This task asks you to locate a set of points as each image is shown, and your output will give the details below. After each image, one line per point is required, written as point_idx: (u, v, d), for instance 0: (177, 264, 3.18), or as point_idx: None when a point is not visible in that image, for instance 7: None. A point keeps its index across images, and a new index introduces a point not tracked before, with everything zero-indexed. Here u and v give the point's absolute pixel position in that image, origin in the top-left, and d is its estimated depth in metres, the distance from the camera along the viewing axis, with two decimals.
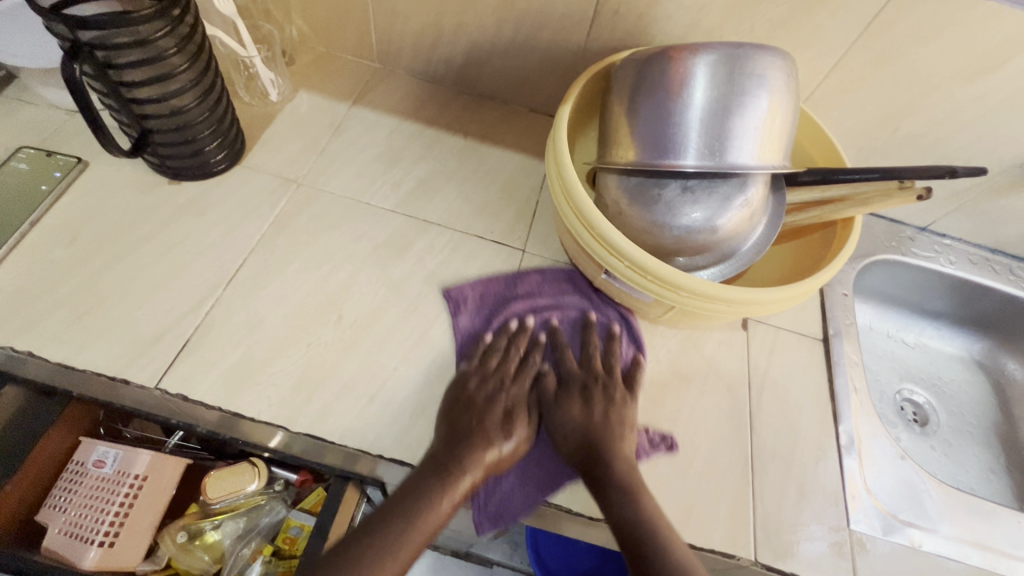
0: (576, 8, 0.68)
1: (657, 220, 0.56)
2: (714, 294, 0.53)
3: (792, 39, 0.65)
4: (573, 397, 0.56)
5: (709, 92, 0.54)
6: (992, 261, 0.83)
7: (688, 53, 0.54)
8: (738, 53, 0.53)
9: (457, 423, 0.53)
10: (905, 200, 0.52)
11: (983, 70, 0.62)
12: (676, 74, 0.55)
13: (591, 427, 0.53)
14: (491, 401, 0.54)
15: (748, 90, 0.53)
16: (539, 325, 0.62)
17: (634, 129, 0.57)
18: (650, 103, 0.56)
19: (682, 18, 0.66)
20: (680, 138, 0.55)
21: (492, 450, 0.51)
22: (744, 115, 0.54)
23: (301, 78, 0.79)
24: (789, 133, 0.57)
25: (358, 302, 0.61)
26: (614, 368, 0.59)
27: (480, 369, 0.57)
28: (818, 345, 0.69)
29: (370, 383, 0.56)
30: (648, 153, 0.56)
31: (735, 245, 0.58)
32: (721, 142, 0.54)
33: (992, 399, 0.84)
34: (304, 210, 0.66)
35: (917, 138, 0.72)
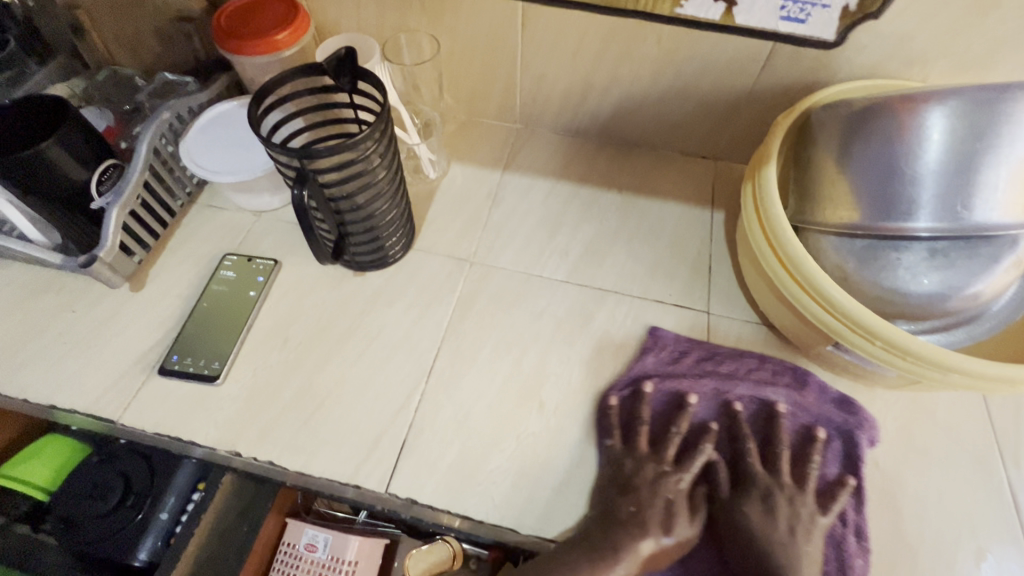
0: (748, 51, 0.64)
1: (899, 287, 0.51)
2: (989, 373, 0.46)
3: (1017, 54, 0.57)
4: (751, 502, 0.53)
5: (952, 143, 0.49)
6: None
7: (923, 101, 0.50)
8: (985, 97, 0.48)
9: (614, 507, 0.52)
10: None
11: None
12: (908, 126, 0.50)
13: (772, 539, 0.51)
14: (652, 491, 0.52)
15: (1002, 137, 0.48)
16: (714, 411, 0.58)
17: (855, 187, 0.53)
18: (876, 157, 0.52)
19: (879, 46, 0.59)
20: (919, 196, 0.50)
21: (646, 543, 0.50)
22: (998, 162, 0.48)
23: (451, 149, 0.80)
24: None
25: (555, 385, 0.60)
26: (808, 477, 0.54)
27: (631, 453, 0.54)
28: None
29: (586, 477, 0.55)
30: (879, 213, 0.51)
31: (988, 305, 0.52)
32: (972, 195, 0.49)
33: None
34: (482, 291, 0.67)
35: None
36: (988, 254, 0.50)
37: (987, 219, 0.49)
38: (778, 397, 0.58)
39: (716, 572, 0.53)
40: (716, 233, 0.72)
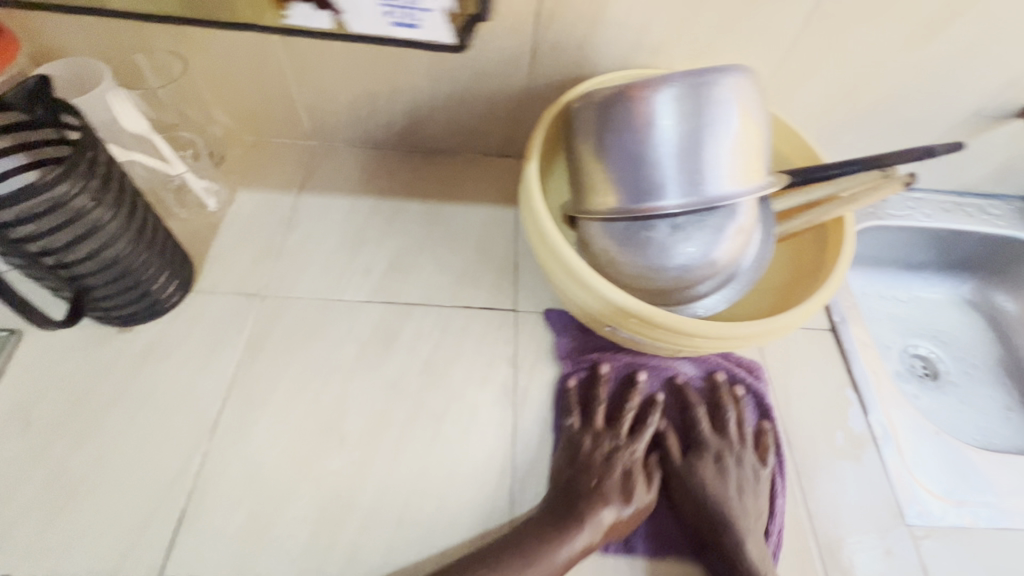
0: (513, 51, 0.65)
1: (654, 264, 0.55)
2: (727, 334, 0.51)
3: (735, 43, 0.63)
4: (705, 469, 0.56)
5: (682, 125, 0.53)
6: (963, 206, 0.85)
7: (651, 88, 0.52)
8: (700, 80, 0.52)
9: (575, 483, 0.53)
10: (893, 188, 0.54)
11: (934, 31, 0.61)
12: (642, 112, 0.53)
13: (715, 496, 0.54)
14: (608, 461, 0.54)
15: (719, 116, 0.52)
16: (659, 385, 0.62)
17: (609, 174, 0.55)
18: (623, 145, 0.54)
19: (624, 43, 0.63)
20: (664, 177, 0.53)
21: (608, 513, 0.51)
22: (719, 138, 0.53)
23: (237, 175, 0.74)
24: (764, 143, 0.56)
25: (359, 416, 0.56)
26: (746, 434, 0.59)
27: (589, 429, 0.57)
28: (828, 336, 0.68)
29: (394, 506, 0.51)
30: (635, 197, 0.54)
31: (738, 264, 0.57)
32: (701, 171, 0.53)
33: (991, 333, 0.88)
34: (277, 325, 0.61)
35: (875, 109, 0.71)
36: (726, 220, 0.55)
37: (721, 192, 0.53)
38: (718, 367, 0.63)
39: (675, 538, 0.55)
40: (521, 231, 0.73)
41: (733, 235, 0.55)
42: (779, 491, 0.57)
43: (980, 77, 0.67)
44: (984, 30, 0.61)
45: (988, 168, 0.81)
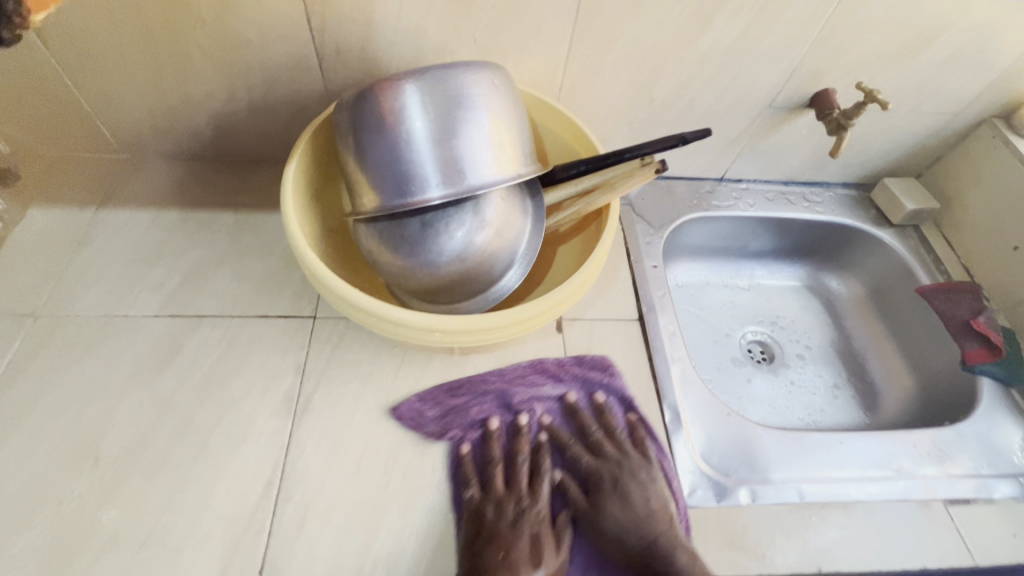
0: (299, 56, 0.64)
1: (428, 262, 0.53)
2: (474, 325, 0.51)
3: (515, 42, 0.64)
4: (608, 495, 0.56)
5: (431, 118, 0.51)
6: (788, 194, 0.89)
7: (395, 83, 0.51)
8: (442, 74, 0.52)
9: (483, 557, 0.50)
10: (646, 176, 0.55)
11: (700, 25, 0.63)
12: (390, 106, 0.51)
13: (634, 518, 0.54)
14: (515, 528, 0.53)
15: (470, 112, 0.52)
16: (537, 427, 0.61)
17: (369, 173, 0.53)
18: (375, 140, 0.52)
19: (405, 44, 0.64)
20: (418, 172, 0.52)
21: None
22: (471, 129, 0.52)
23: (32, 192, 0.70)
24: (521, 134, 0.57)
25: (119, 434, 0.54)
26: (625, 441, 0.60)
27: (492, 496, 0.55)
28: (635, 325, 0.69)
29: (143, 525, 0.50)
30: (390, 194, 0.52)
31: (504, 257, 0.57)
32: (459, 163, 0.52)
33: (826, 315, 0.91)
34: (46, 345, 0.59)
35: (674, 103, 0.74)
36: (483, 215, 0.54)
37: (482, 182, 0.53)
38: (568, 389, 0.63)
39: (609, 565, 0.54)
40: None
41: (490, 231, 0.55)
42: (672, 476, 0.57)
43: (761, 69, 0.70)
44: (746, 23, 0.64)
45: (803, 157, 0.85)
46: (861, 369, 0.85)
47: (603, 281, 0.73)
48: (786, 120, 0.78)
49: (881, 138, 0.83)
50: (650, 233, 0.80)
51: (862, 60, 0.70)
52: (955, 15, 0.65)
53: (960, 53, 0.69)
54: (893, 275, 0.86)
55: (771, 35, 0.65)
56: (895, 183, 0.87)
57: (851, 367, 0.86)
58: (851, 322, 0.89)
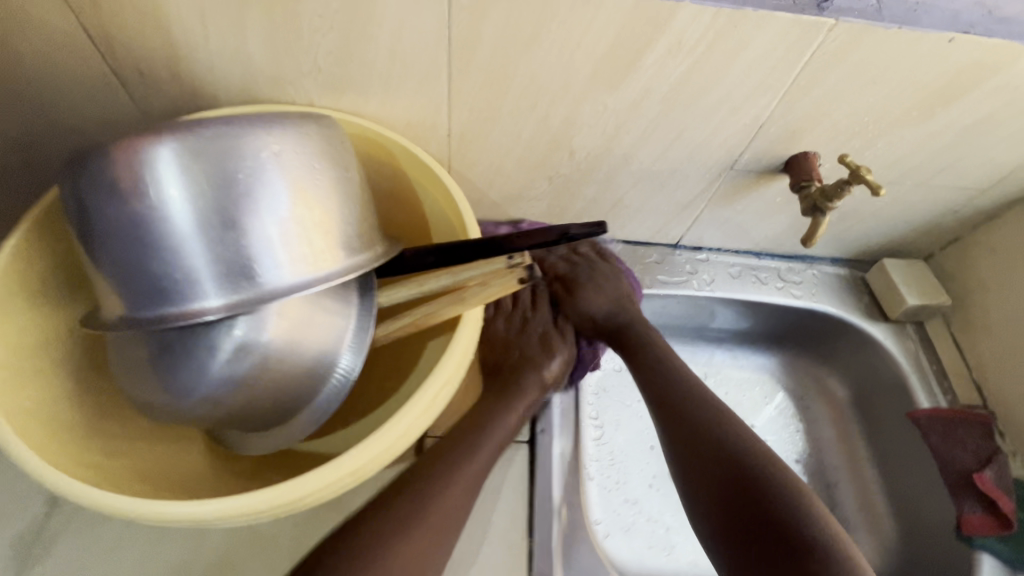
0: (91, 78, 0.48)
1: (188, 394, 0.37)
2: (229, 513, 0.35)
3: (373, 75, 0.48)
4: (584, 283, 0.62)
5: (200, 197, 0.35)
6: (758, 270, 0.71)
7: (133, 144, 0.34)
8: (217, 133, 0.35)
9: (503, 367, 0.58)
10: (507, 287, 0.40)
11: (626, 64, 0.46)
12: (126, 177, 0.34)
13: (613, 301, 0.60)
14: (523, 332, 0.60)
15: (251, 189, 0.36)
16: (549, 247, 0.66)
17: (105, 266, 0.36)
18: (102, 230, 0.36)
19: (226, 70, 0.47)
20: (179, 278, 0.36)
21: (543, 372, 0.56)
22: (264, 212, 0.37)
23: None
24: (347, 211, 0.41)
25: None
26: (608, 254, 0.64)
27: (501, 310, 0.62)
28: (521, 450, 0.54)
29: None
30: (135, 304, 0.37)
31: (313, 386, 0.41)
32: (243, 260, 0.36)
33: (798, 419, 0.73)
34: None
35: (603, 158, 0.57)
36: (268, 336, 0.38)
37: (280, 285, 0.37)
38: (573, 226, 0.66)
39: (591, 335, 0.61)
40: None
41: (282, 356, 0.39)
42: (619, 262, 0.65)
43: (715, 123, 0.52)
44: (689, 65, 0.46)
45: (779, 226, 0.67)
46: (831, 498, 0.67)
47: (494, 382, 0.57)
48: (756, 184, 0.60)
49: (881, 211, 0.64)
50: None
51: (853, 120, 0.52)
52: (984, 70, 0.46)
53: (991, 116, 0.51)
54: (883, 385, 0.67)
55: (725, 82, 0.48)
56: (895, 266, 0.69)
57: (819, 496, 0.68)
58: (828, 432, 0.71)
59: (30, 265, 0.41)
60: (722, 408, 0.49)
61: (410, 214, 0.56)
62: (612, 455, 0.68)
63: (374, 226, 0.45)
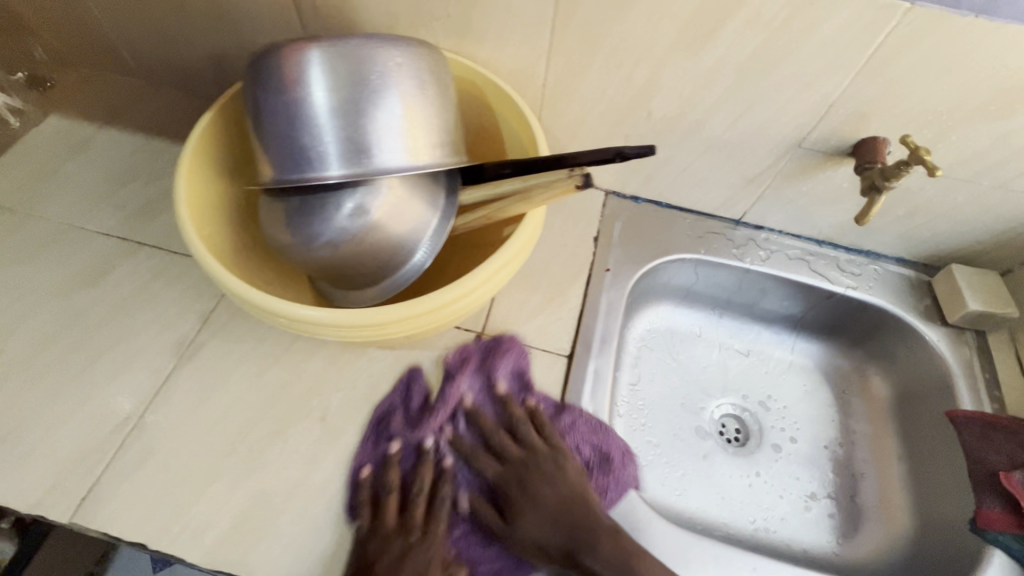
0: (281, 9, 0.63)
1: (316, 236, 0.50)
2: (332, 320, 0.47)
3: (491, 24, 0.58)
4: (518, 501, 0.52)
5: (337, 90, 0.48)
6: (818, 256, 0.73)
7: (300, 50, 0.48)
8: (352, 47, 0.48)
9: (377, 563, 0.47)
10: (565, 189, 0.48)
11: (707, 31, 0.53)
12: (291, 72, 0.48)
13: (558, 512, 0.51)
14: (415, 571, 0.47)
15: (376, 96, 0.49)
16: (452, 419, 0.56)
17: (266, 139, 0.50)
18: (271, 107, 0.49)
19: (378, 11, 0.60)
20: (313, 149, 0.49)
21: (433, 568, 0.48)
22: (379, 107, 0.49)
23: (56, 103, 0.77)
24: (440, 122, 0.53)
25: (29, 333, 0.58)
26: (553, 436, 0.55)
27: (381, 530, 0.49)
28: (560, 361, 0.62)
29: (8, 422, 0.52)
30: (284, 168, 0.50)
31: (395, 261, 0.54)
32: (361, 140, 0.49)
33: (834, 408, 0.75)
34: (8, 241, 0.64)
35: (677, 121, 0.63)
36: (374, 209, 0.50)
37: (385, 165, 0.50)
38: (464, 390, 0.57)
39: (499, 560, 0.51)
40: None
41: (383, 228, 0.51)
42: (579, 427, 0.57)
43: (787, 97, 0.57)
44: (767, 35, 0.52)
45: (843, 215, 0.69)
46: (850, 485, 0.69)
47: (549, 303, 0.66)
48: (823, 166, 0.64)
49: (951, 213, 0.65)
50: (624, 262, 0.70)
51: (924, 108, 0.54)
52: None
53: None
54: (928, 385, 0.68)
55: (799, 55, 0.53)
56: (964, 273, 0.68)
57: (840, 482, 0.70)
58: (861, 425, 0.73)
59: (215, 130, 0.55)
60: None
61: (494, 149, 0.66)
62: (643, 402, 0.73)
63: (460, 142, 0.56)
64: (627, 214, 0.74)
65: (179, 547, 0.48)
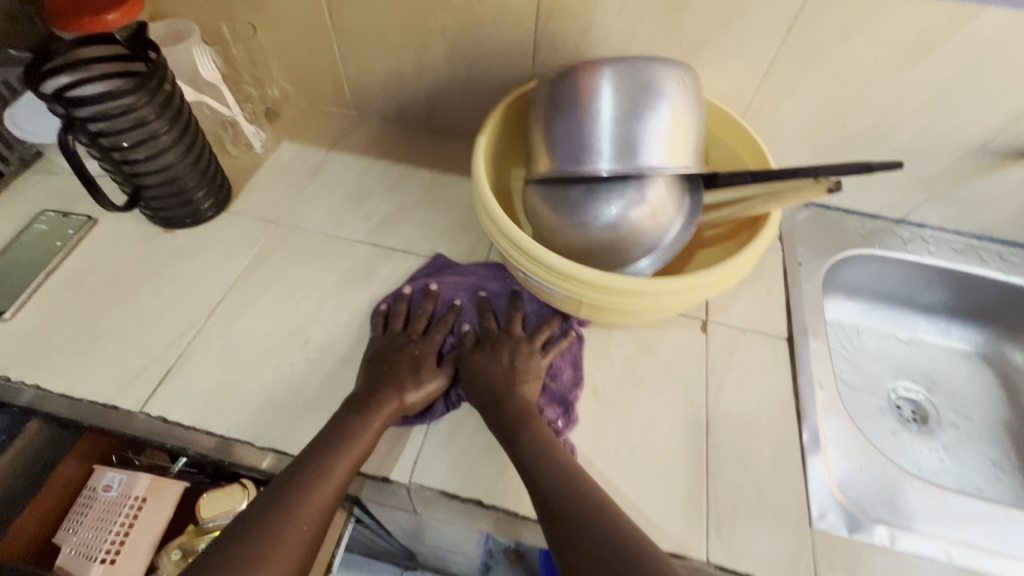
0: (521, 45, 0.73)
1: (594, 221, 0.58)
2: (518, 241, 0.54)
3: (719, 51, 0.68)
4: (484, 351, 0.61)
5: (621, 102, 0.56)
6: (979, 249, 0.81)
7: (591, 71, 0.57)
8: (633, 67, 0.57)
9: (371, 375, 0.58)
10: (812, 194, 0.52)
11: (921, 52, 0.62)
12: (583, 88, 0.57)
13: (497, 373, 0.58)
14: (401, 353, 0.60)
15: (653, 105, 0.56)
16: (465, 297, 0.67)
17: (553, 143, 0.58)
18: (568, 109, 0.57)
19: (615, 44, 0.70)
20: (598, 148, 0.56)
21: (404, 398, 0.57)
22: (655, 115, 0.56)
23: (284, 131, 0.87)
24: (699, 129, 0.59)
25: (324, 326, 0.66)
26: (540, 333, 0.63)
27: (396, 333, 0.63)
28: (783, 344, 0.69)
29: (331, 400, 0.60)
30: (568, 165, 0.57)
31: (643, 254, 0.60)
32: (640, 143, 0.56)
33: (1002, 389, 0.81)
34: (281, 247, 0.73)
35: (868, 131, 0.72)
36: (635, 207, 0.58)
37: (657, 163, 0.56)
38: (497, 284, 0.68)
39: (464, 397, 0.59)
40: None
41: (638, 224, 0.58)
42: (565, 363, 0.64)
43: (979, 108, 0.66)
44: (975, 56, 0.61)
45: (1009, 211, 0.77)
46: None
47: (759, 294, 0.73)
48: (997, 167, 0.72)
49: None
50: (811, 258, 0.78)
51: None
52: None
53: None
54: None
55: (1001, 70, 0.62)
56: None
57: None
58: None
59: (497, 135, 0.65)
60: (578, 473, 0.49)
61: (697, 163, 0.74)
62: None
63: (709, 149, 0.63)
64: (801, 217, 0.83)
65: (508, 503, 0.55)
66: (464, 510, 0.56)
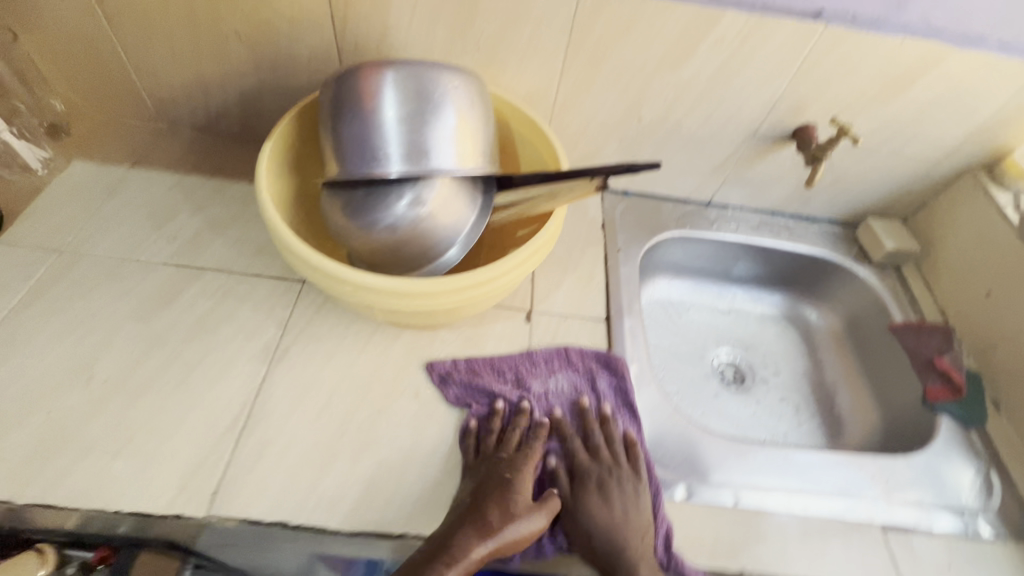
0: (323, 50, 0.71)
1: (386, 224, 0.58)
2: (293, 246, 0.54)
3: (514, 53, 0.71)
4: (590, 494, 0.57)
5: (402, 104, 0.57)
6: (772, 224, 0.92)
7: (371, 75, 0.57)
8: (413, 70, 0.58)
9: (482, 501, 0.52)
10: (585, 190, 0.56)
11: (685, 51, 0.69)
12: (364, 91, 0.57)
13: (614, 527, 0.55)
14: (517, 478, 0.55)
15: (434, 107, 0.58)
16: (543, 411, 0.64)
17: (340, 148, 0.58)
18: (353, 111, 0.57)
19: (415, 48, 0.71)
20: (384, 151, 0.57)
21: (495, 535, 0.49)
22: (437, 117, 0.58)
23: (75, 148, 0.79)
24: (484, 126, 0.62)
25: (113, 358, 0.60)
26: (625, 455, 0.60)
27: (526, 455, 0.58)
28: (601, 325, 0.73)
29: (117, 439, 0.55)
30: (354, 169, 0.57)
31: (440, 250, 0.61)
32: (424, 144, 0.57)
33: (803, 344, 0.93)
34: (64, 277, 0.66)
35: (662, 123, 0.79)
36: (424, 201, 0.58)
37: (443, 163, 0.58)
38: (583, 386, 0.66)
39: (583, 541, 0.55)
40: None
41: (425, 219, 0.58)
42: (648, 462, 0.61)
43: (743, 100, 0.75)
44: (729, 53, 0.69)
45: (788, 188, 0.88)
46: (827, 400, 0.86)
47: (582, 282, 0.77)
48: (770, 151, 0.82)
49: (863, 178, 0.85)
50: (631, 242, 0.84)
51: (840, 99, 0.74)
52: (925, 66, 0.69)
53: (936, 101, 0.73)
54: (867, 309, 0.87)
55: (751, 65, 0.70)
56: (878, 224, 0.89)
57: (820, 400, 0.86)
58: (825, 354, 0.91)
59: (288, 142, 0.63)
60: None
61: (512, 161, 0.77)
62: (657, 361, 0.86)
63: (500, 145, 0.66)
64: (622, 206, 0.89)
65: (317, 519, 0.53)
66: (272, 534, 0.53)
